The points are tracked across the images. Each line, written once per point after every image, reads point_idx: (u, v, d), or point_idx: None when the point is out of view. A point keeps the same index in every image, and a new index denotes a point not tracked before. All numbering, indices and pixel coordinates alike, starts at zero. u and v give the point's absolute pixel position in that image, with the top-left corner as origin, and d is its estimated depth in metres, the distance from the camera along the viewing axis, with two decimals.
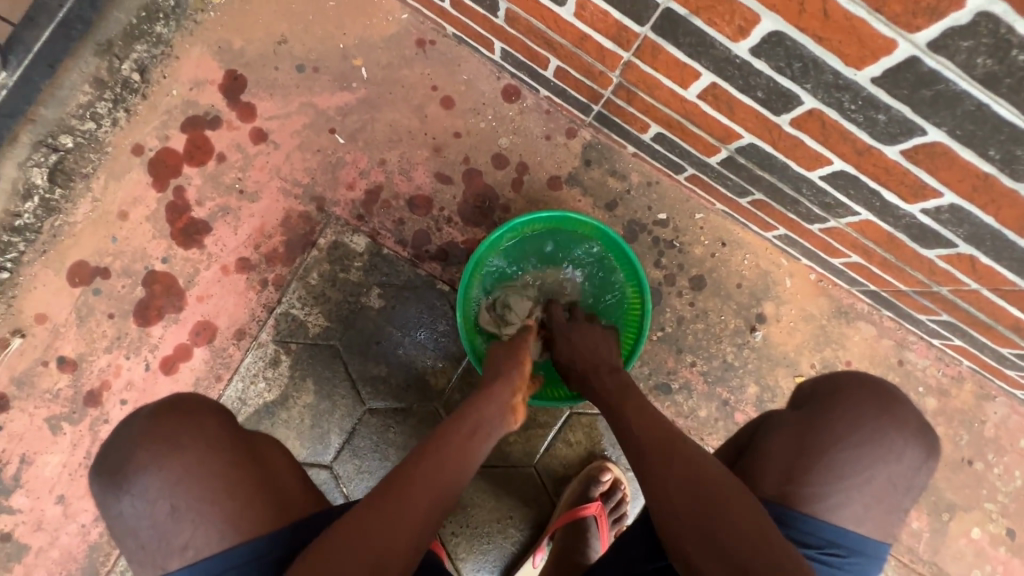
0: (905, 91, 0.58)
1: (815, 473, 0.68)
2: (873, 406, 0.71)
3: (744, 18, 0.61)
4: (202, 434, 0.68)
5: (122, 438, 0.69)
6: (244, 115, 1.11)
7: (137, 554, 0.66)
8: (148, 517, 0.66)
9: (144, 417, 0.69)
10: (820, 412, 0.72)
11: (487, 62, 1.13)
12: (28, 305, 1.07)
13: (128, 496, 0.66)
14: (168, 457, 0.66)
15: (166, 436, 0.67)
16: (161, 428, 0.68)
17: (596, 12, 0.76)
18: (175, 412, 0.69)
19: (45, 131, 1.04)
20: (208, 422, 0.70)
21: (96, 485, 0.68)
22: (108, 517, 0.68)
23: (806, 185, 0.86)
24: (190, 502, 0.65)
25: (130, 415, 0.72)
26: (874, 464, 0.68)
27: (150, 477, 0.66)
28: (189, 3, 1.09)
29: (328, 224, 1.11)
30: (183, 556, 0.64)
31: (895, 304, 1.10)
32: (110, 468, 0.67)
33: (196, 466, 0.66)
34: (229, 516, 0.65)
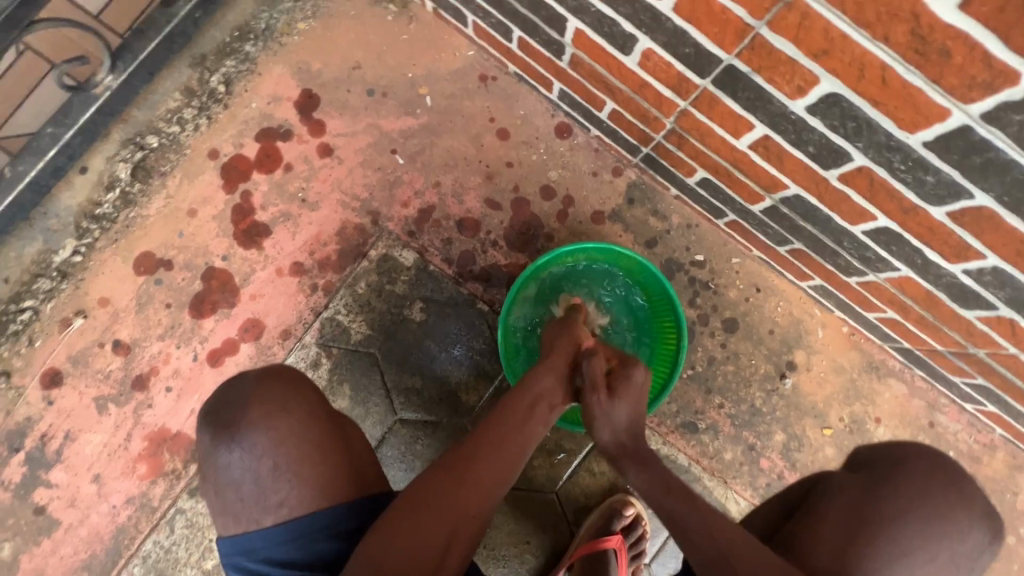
0: (954, 157, 0.62)
1: (878, 544, 0.66)
2: (941, 479, 0.70)
3: (804, 79, 0.66)
4: (306, 401, 0.75)
5: (234, 394, 0.74)
6: (314, 130, 1.19)
7: (233, 506, 0.70)
8: (250, 472, 0.70)
9: (255, 378, 0.75)
10: (879, 484, 0.70)
11: (543, 100, 1.20)
12: (93, 289, 1.14)
13: (238, 450, 0.71)
14: (277, 417, 0.71)
15: (276, 398, 0.73)
16: (271, 390, 0.73)
17: (660, 63, 0.82)
18: (282, 378, 0.75)
19: (135, 131, 1.15)
20: (309, 392, 0.76)
21: (206, 435, 0.72)
22: (208, 468, 0.72)
23: (847, 239, 0.90)
24: (293, 462, 0.70)
25: (236, 376, 0.77)
26: (942, 542, 0.66)
27: (260, 434, 0.71)
28: (277, 27, 1.19)
29: (381, 238, 1.17)
30: (278, 512, 0.69)
31: (929, 364, 1.10)
32: (222, 421, 0.72)
33: (301, 429, 0.72)
34: (324, 480, 0.70)
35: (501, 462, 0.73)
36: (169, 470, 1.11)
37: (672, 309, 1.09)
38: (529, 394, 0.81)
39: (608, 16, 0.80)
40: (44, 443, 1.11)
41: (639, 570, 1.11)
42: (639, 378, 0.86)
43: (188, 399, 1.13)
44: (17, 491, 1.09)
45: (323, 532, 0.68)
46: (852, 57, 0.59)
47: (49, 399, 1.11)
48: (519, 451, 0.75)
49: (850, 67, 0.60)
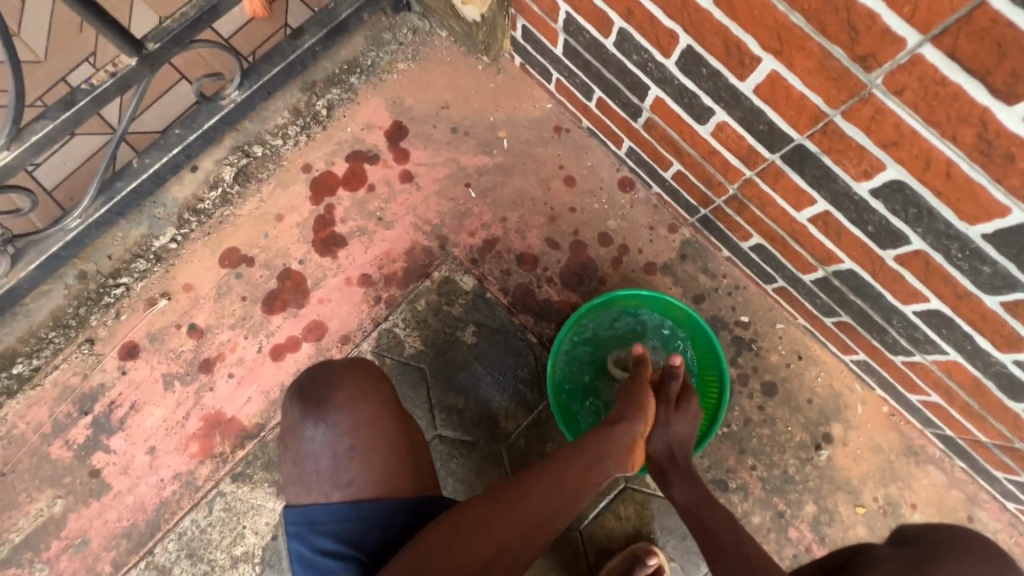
0: (1012, 251, 0.67)
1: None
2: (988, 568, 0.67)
3: (870, 164, 0.72)
4: (388, 394, 0.80)
5: (326, 374, 0.80)
6: (399, 158, 1.30)
7: (308, 476, 0.75)
8: (329, 449, 0.75)
9: (345, 363, 0.81)
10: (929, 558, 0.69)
11: (611, 155, 1.30)
12: (181, 274, 1.24)
13: (322, 426, 0.76)
14: (361, 403, 0.77)
15: (364, 385, 0.78)
16: (360, 379, 0.79)
17: (733, 135, 0.89)
18: (369, 368, 0.81)
19: (245, 140, 1.29)
20: (389, 387, 0.82)
21: (297, 408, 0.78)
22: (291, 438, 0.78)
23: (897, 317, 0.93)
24: (369, 447, 0.75)
25: (327, 360, 0.83)
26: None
27: (344, 415, 0.76)
28: (381, 65, 1.34)
29: (445, 261, 1.25)
30: (345, 491, 0.74)
31: (972, 456, 1.10)
32: (312, 397, 0.78)
33: (380, 418, 0.77)
34: (390, 470, 0.75)
35: (551, 501, 0.76)
36: (218, 452, 1.17)
37: (717, 365, 1.13)
38: (588, 449, 0.85)
39: (690, 89, 0.89)
40: (111, 410, 1.19)
41: None
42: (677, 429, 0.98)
43: (246, 388, 1.20)
44: (78, 452, 1.17)
45: (381, 519, 0.73)
46: (920, 151, 0.66)
47: (123, 370, 1.20)
48: (571, 498, 0.78)
49: (918, 159, 0.67)
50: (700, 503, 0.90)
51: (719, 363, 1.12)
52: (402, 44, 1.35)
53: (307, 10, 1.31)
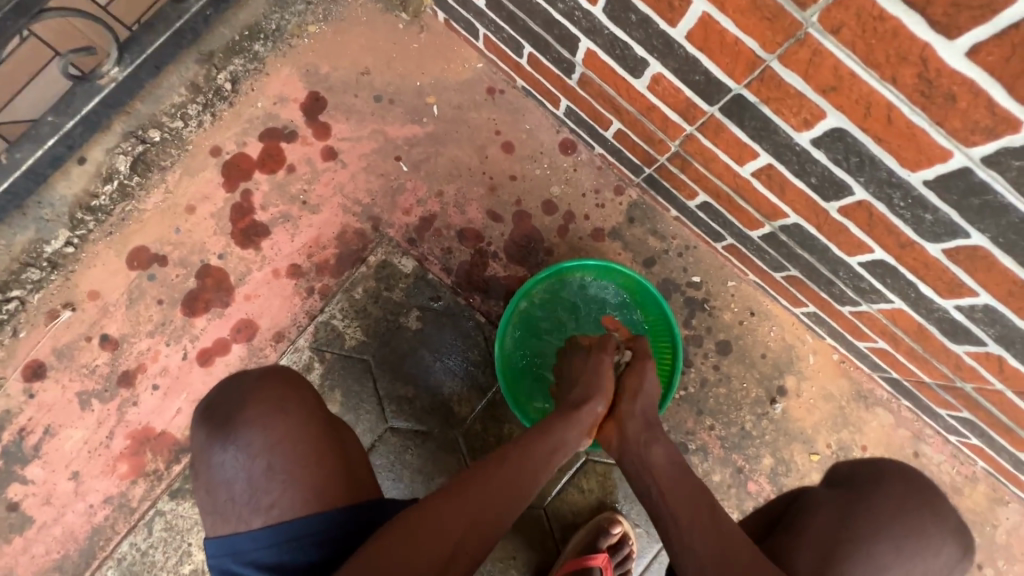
0: (954, 197, 0.63)
1: (854, 560, 0.68)
2: (914, 500, 0.73)
3: (810, 112, 0.67)
4: (308, 404, 0.75)
5: (233, 391, 0.75)
6: (319, 133, 1.18)
7: (224, 506, 0.70)
8: (243, 472, 0.70)
9: (255, 377, 0.76)
10: (861, 483, 0.76)
11: (550, 116, 1.21)
12: (84, 281, 1.12)
13: (232, 448, 0.71)
14: (275, 417, 0.72)
15: (277, 396, 0.74)
16: (271, 390, 0.74)
17: (669, 88, 0.83)
18: (284, 378, 0.76)
19: (137, 124, 1.13)
20: (310, 394, 0.77)
21: (203, 432, 0.73)
22: (201, 466, 0.72)
23: (843, 269, 0.91)
24: (287, 463, 0.70)
25: (236, 375, 0.78)
26: (914, 559, 0.68)
27: (257, 432, 0.71)
28: (288, 28, 1.20)
29: (380, 244, 1.16)
30: (268, 515, 0.68)
31: (915, 395, 1.12)
32: (219, 418, 0.73)
33: (298, 430, 0.72)
34: (317, 483, 0.70)
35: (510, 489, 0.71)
36: (151, 470, 1.09)
37: (669, 332, 1.11)
38: (552, 437, 0.80)
39: (621, 39, 0.81)
40: (22, 438, 1.08)
41: None
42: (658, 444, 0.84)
43: (175, 399, 1.11)
44: None
45: (313, 538, 0.67)
46: (860, 95, 0.61)
47: (31, 392, 1.09)
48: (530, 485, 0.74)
49: (858, 105, 0.62)
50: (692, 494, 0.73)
51: (672, 330, 1.09)
52: (310, 3, 1.20)
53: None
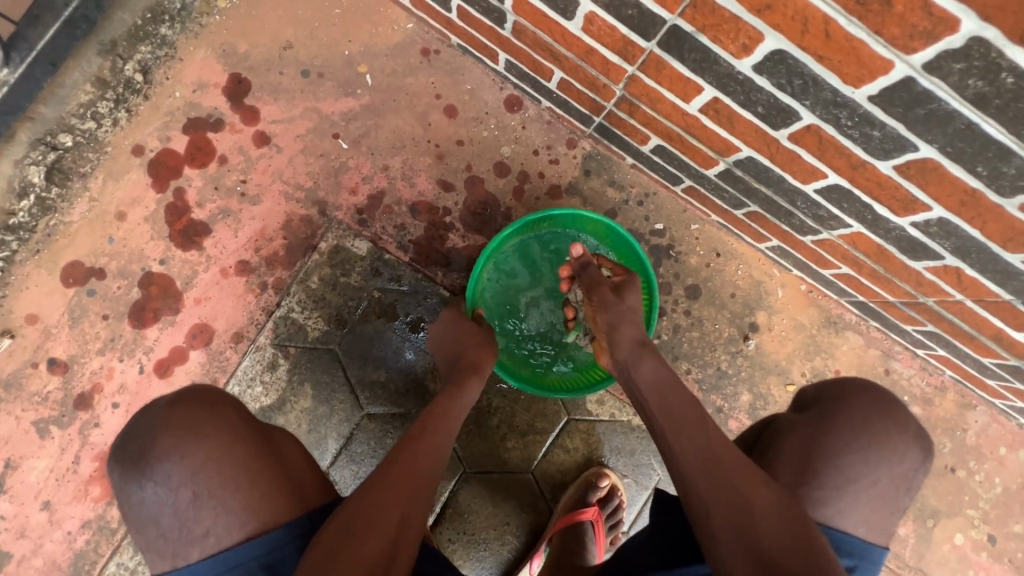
0: (899, 110, 0.61)
1: (825, 476, 0.71)
2: (877, 411, 0.75)
3: (748, 36, 0.64)
4: (224, 423, 0.74)
5: (144, 425, 0.74)
6: (248, 118, 1.11)
7: (157, 542, 0.71)
8: (169, 505, 0.71)
9: (164, 407, 0.75)
10: (828, 399, 0.78)
11: (491, 73, 1.15)
12: (20, 305, 1.05)
13: (151, 484, 0.71)
14: (191, 444, 0.72)
15: (189, 423, 0.73)
16: (182, 417, 0.73)
17: (604, 27, 0.78)
18: (197, 403, 0.75)
19: (45, 130, 1.04)
20: (227, 412, 0.76)
21: (117, 472, 0.72)
22: (125, 506, 0.73)
23: (800, 198, 0.90)
24: (213, 489, 0.71)
25: (145, 407, 0.77)
26: (878, 467, 0.72)
27: (173, 464, 0.71)
28: (194, 6, 1.10)
29: (330, 229, 1.11)
30: (204, 544, 0.70)
31: (882, 314, 1.13)
32: (132, 455, 0.72)
33: (221, 453, 0.72)
34: (250, 502, 0.71)
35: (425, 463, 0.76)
36: None
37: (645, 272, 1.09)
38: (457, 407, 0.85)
39: None
40: None
41: (617, 538, 1.14)
42: (647, 366, 0.85)
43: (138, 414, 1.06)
44: None
45: (258, 561, 0.69)
46: (796, 11, 0.57)
47: None
48: (439, 451, 0.78)
49: (794, 21, 0.58)
50: (664, 382, 0.82)
51: (647, 269, 1.07)
52: None
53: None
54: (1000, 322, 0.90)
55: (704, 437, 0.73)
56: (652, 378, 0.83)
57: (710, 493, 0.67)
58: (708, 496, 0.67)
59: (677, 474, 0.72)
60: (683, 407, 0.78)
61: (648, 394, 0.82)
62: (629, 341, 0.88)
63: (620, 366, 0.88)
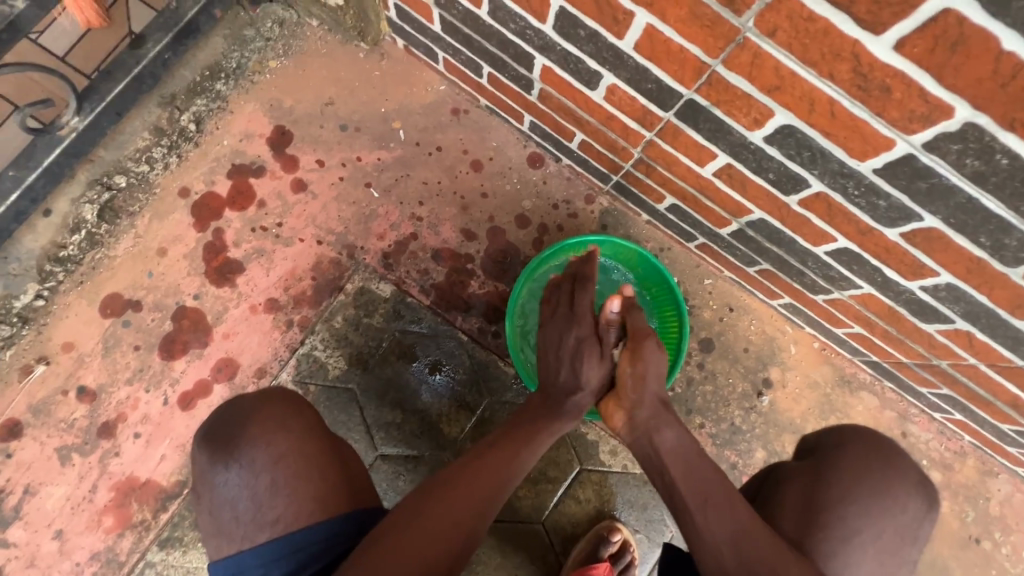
0: (903, 182, 0.65)
1: (830, 528, 0.74)
2: (876, 459, 0.78)
3: (759, 112, 0.69)
4: (306, 419, 0.86)
5: (234, 415, 0.84)
6: (288, 166, 1.18)
7: (230, 523, 0.80)
8: (247, 489, 0.80)
9: (254, 400, 0.86)
10: (829, 448, 0.81)
11: (515, 131, 1.23)
12: (58, 333, 1.10)
13: (235, 468, 0.81)
14: (276, 435, 0.82)
15: (276, 417, 0.84)
16: (272, 410, 0.84)
17: (625, 97, 0.85)
18: (283, 400, 0.86)
19: (102, 171, 1.12)
20: (308, 413, 0.87)
21: (205, 455, 0.82)
22: (205, 487, 0.81)
23: (811, 259, 0.93)
24: (289, 478, 0.80)
25: (232, 399, 0.87)
26: (882, 517, 0.75)
27: (258, 451, 0.81)
28: (248, 65, 1.20)
29: (357, 271, 1.16)
30: (273, 529, 0.78)
31: (896, 376, 1.14)
32: (221, 440, 0.82)
33: (300, 445, 0.82)
34: (317, 496, 0.80)
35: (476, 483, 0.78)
36: (137, 521, 1.06)
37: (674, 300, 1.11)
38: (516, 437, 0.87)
39: (573, 54, 0.83)
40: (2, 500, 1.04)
41: None
42: (670, 439, 0.85)
43: (158, 445, 1.08)
44: None
45: (320, 544, 0.77)
46: (803, 93, 0.62)
47: (7, 452, 1.06)
48: (490, 480, 0.79)
49: (802, 102, 0.64)
50: (689, 450, 0.82)
51: (676, 295, 1.10)
52: (269, 39, 1.21)
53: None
54: (1015, 388, 0.90)
55: (731, 515, 0.72)
56: (675, 447, 0.83)
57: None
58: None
59: (705, 553, 0.72)
60: (705, 468, 0.79)
61: (672, 464, 0.81)
62: (654, 400, 0.90)
63: (640, 429, 0.88)
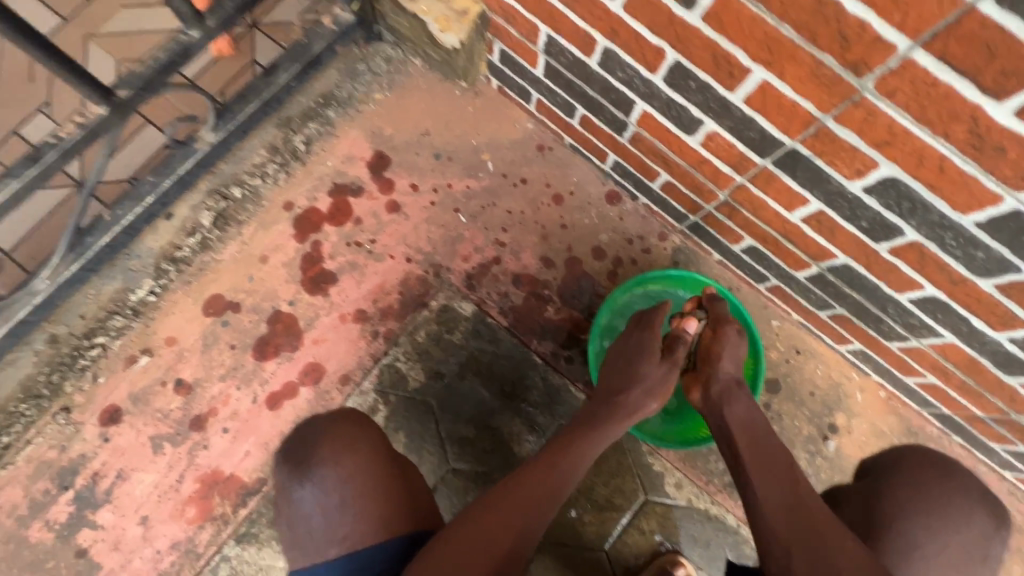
0: (1006, 237, 0.70)
1: (889, 540, 0.76)
2: (931, 474, 0.80)
3: (863, 163, 0.75)
4: (374, 439, 0.89)
5: (307, 433, 0.88)
6: (385, 188, 1.27)
7: (303, 538, 0.83)
8: (319, 505, 0.83)
9: (327, 419, 0.89)
10: (886, 466, 0.84)
11: (596, 169, 1.31)
12: (162, 328, 1.17)
13: (309, 485, 0.84)
14: (345, 455, 0.86)
15: (346, 436, 0.87)
16: (342, 429, 0.88)
17: (723, 144, 0.92)
18: (353, 419, 0.90)
19: (221, 182, 1.23)
20: (376, 432, 0.90)
21: (284, 470, 0.86)
22: (284, 501, 0.86)
23: (892, 306, 0.97)
24: (357, 497, 0.83)
25: (308, 418, 0.92)
26: (946, 533, 0.76)
27: (329, 469, 0.85)
28: (356, 96, 1.31)
29: (441, 289, 1.23)
30: (342, 546, 0.81)
31: (967, 430, 1.14)
32: (297, 457, 0.86)
33: (368, 465, 0.86)
34: (383, 517, 0.82)
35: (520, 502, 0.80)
36: (218, 514, 1.10)
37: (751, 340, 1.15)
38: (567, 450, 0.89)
39: (678, 102, 0.91)
40: (95, 482, 1.10)
41: None
42: (741, 411, 0.90)
43: (244, 442, 1.13)
44: (61, 531, 1.08)
45: (385, 564, 0.79)
46: (913, 149, 0.68)
47: (105, 437, 1.12)
48: (538, 497, 0.81)
49: (910, 157, 0.69)
50: (756, 425, 0.88)
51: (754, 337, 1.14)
52: (376, 74, 1.32)
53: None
54: None
55: (790, 487, 0.78)
56: (744, 420, 0.89)
57: (790, 535, 0.72)
58: (787, 540, 0.71)
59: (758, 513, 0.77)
60: (769, 443, 0.85)
61: (737, 433, 0.88)
62: (728, 378, 0.95)
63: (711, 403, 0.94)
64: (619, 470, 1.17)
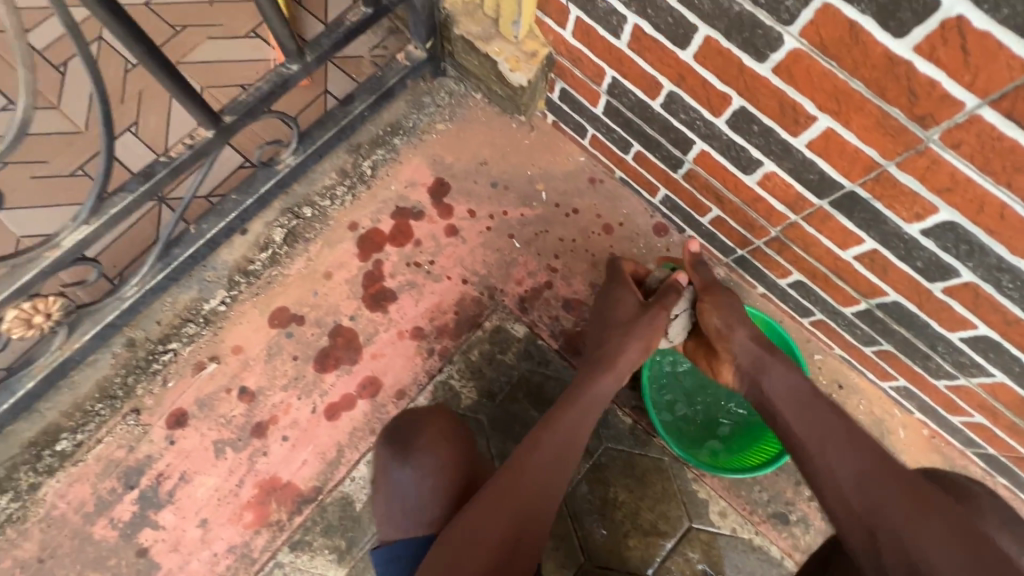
0: None
1: None
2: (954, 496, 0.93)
3: (923, 207, 0.80)
4: (462, 439, 1.07)
5: (411, 424, 1.07)
6: (444, 213, 1.34)
7: (394, 512, 1.02)
8: (414, 486, 1.02)
9: (426, 415, 1.08)
10: None
11: (644, 202, 1.37)
12: (230, 337, 1.23)
13: (408, 468, 1.03)
14: (439, 447, 1.04)
15: (442, 433, 1.06)
16: (438, 427, 1.06)
17: (780, 183, 0.97)
18: (448, 419, 1.08)
19: (294, 202, 1.31)
20: (463, 435, 1.08)
21: (388, 451, 1.05)
22: (383, 477, 1.04)
23: (942, 343, 1.00)
24: (442, 486, 1.02)
25: (409, 410, 1.10)
26: None
27: (425, 458, 1.03)
28: (420, 126, 1.39)
29: (495, 311, 1.28)
30: (422, 525, 1.00)
31: (1013, 472, 1.15)
32: (400, 444, 1.05)
33: (455, 458, 1.04)
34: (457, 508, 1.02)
35: (536, 484, 0.91)
36: (274, 520, 1.14)
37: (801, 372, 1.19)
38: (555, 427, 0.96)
39: (738, 144, 0.97)
40: (159, 483, 1.14)
41: None
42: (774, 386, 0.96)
43: (302, 450, 1.17)
44: (124, 530, 1.12)
45: None
46: (974, 196, 0.73)
47: (171, 439, 1.16)
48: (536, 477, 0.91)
49: (970, 203, 0.74)
50: (801, 393, 0.94)
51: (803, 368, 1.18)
52: (440, 106, 1.41)
53: (318, 23, 1.39)
54: None
55: (854, 456, 0.84)
56: (788, 393, 0.95)
57: (869, 510, 0.78)
58: (870, 516, 0.78)
59: (829, 488, 0.83)
60: (821, 411, 0.90)
61: (785, 408, 0.93)
62: (745, 342, 1.02)
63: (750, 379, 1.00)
64: (664, 495, 1.19)
